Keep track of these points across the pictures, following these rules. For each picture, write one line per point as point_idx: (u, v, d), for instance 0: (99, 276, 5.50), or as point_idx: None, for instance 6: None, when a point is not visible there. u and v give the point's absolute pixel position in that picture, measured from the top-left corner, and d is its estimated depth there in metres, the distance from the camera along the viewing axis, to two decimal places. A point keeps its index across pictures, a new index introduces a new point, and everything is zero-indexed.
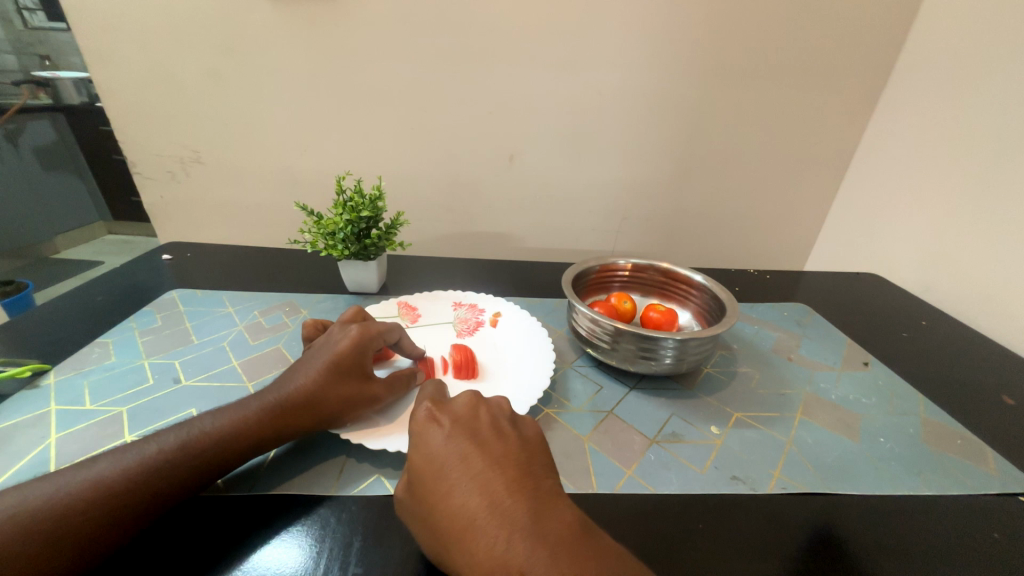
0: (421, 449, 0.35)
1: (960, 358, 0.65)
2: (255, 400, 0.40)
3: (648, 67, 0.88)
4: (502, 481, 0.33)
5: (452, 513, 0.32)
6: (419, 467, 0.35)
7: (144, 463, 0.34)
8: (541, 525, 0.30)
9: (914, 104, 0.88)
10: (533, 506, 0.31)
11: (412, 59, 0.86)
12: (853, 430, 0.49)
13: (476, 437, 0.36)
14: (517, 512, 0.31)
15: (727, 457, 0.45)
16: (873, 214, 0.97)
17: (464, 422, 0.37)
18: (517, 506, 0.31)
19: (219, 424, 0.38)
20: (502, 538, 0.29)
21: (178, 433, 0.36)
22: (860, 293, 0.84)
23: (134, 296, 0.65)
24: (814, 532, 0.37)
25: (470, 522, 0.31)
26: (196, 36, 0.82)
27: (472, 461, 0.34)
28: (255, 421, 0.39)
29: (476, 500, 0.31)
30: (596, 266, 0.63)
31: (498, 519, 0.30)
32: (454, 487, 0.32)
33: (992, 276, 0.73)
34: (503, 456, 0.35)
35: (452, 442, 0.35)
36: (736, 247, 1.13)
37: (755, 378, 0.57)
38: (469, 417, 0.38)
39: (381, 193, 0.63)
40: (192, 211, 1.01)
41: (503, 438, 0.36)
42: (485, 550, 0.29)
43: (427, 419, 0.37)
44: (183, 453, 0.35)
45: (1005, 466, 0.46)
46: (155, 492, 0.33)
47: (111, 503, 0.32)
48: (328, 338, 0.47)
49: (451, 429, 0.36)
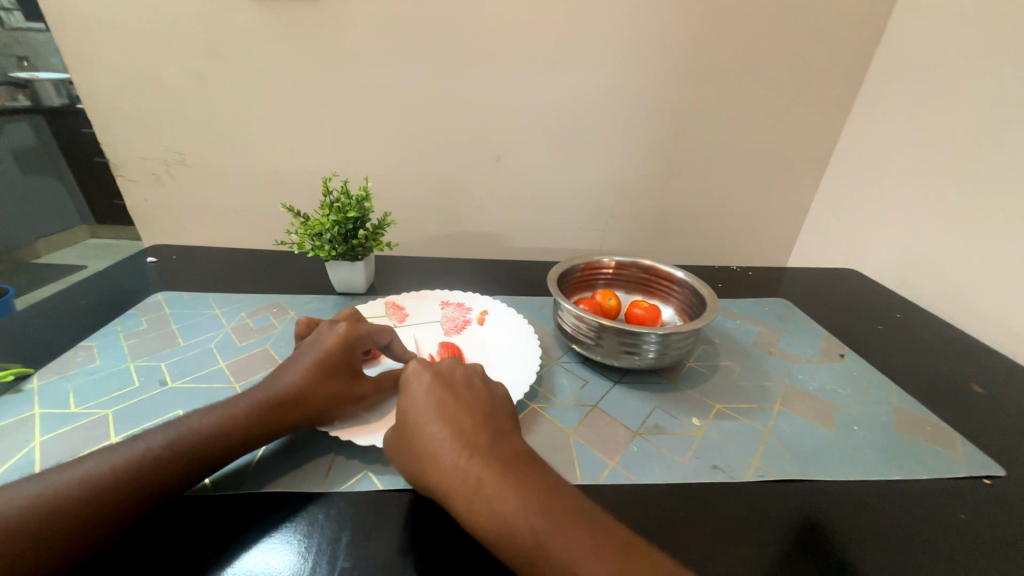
0: (405, 393, 0.42)
1: (934, 350, 0.67)
2: (246, 398, 0.41)
3: (632, 67, 0.90)
4: (470, 420, 0.38)
5: (424, 442, 0.38)
6: (402, 407, 0.41)
7: (136, 458, 0.34)
8: (497, 453, 0.36)
9: (889, 104, 0.91)
10: (492, 440, 0.37)
11: (399, 60, 0.86)
12: (829, 419, 0.51)
13: (452, 390, 0.41)
14: (477, 441, 0.37)
15: (708, 447, 0.46)
16: (852, 211, 1.00)
17: (443, 376, 0.43)
18: (478, 438, 0.37)
19: (212, 419, 0.38)
20: (463, 459, 0.35)
21: (169, 430, 0.37)
22: (839, 287, 0.86)
23: (119, 300, 0.65)
24: (789, 517, 0.39)
25: (438, 448, 0.37)
26: (179, 37, 0.82)
27: (446, 404, 0.40)
28: (245, 418, 0.39)
29: (445, 431, 0.37)
30: (581, 264, 0.65)
31: (461, 445, 0.36)
32: (428, 422, 0.39)
33: (964, 269, 0.76)
34: (473, 402, 0.40)
35: (431, 388, 0.41)
36: (721, 245, 1.15)
37: (736, 371, 0.58)
38: (448, 374, 0.43)
39: (368, 194, 0.64)
40: (176, 214, 1.00)
41: (475, 390, 0.42)
42: (450, 469, 0.35)
43: (413, 372, 0.43)
44: (175, 451, 0.36)
45: (972, 451, 0.48)
46: (147, 489, 0.33)
47: (104, 497, 0.32)
48: (316, 337, 0.47)
49: (433, 381, 0.42)
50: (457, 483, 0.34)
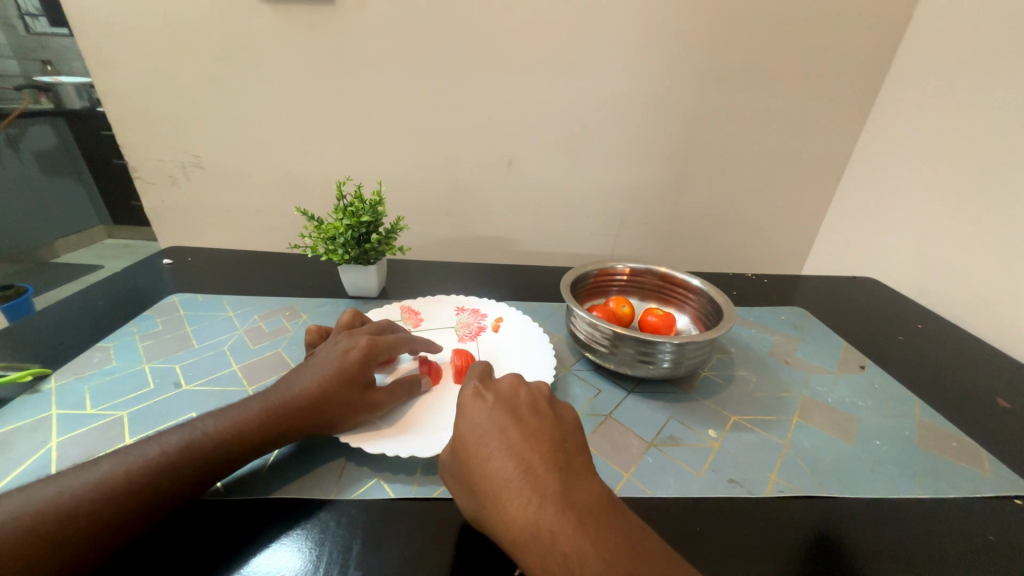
0: (464, 418, 0.37)
1: (955, 362, 0.66)
2: (259, 402, 0.41)
3: (645, 72, 0.89)
4: (536, 452, 0.33)
5: (488, 479, 0.33)
6: (462, 433, 0.36)
7: (149, 462, 0.34)
8: (571, 496, 0.31)
9: (909, 109, 0.89)
10: (565, 477, 0.32)
11: (412, 65, 0.87)
12: (849, 432, 0.50)
13: (515, 415, 0.37)
14: (548, 484, 0.31)
15: (724, 460, 0.45)
16: (870, 218, 0.98)
17: (505, 399, 0.38)
18: (547, 475, 0.32)
19: (227, 422, 0.39)
20: (532, 501, 0.30)
21: (184, 432, 0.37)
22: (856, 296, 0.85)
23: (135, 301, 0.65)
24: (812, 535, 0.38)
25: (505, 488, 0.32)
26: (198, 42, 0.83)
27: (509, 433, 0.35)
28: (255, 427, 0.39)
29: (511, 468, 0.32)
30: (595, 270, 0.64)
31: (531, 485, 0.31)
32: (492, 455, 0.34)
33: (987, 279, 0.74)
34: (538, 430, 0.35)
35: (493, 413, 0.36)
36: (735, 252, 1.13)
37: (753, 382, 0.57)
38: (510, 396, 0.39)
39: (381, 198, 0.64)
40: (191, 216, 1.01)
41: (539, 414, 0.37)
42: (519, 515, 0.30)
43: (474, 396, 0.38)
44: (186, 456, 0.36)
45: (1001, 469, 0.46)
46: (162, 491, 0.34)
47: (118, 500, 0.32)
48: (333, 346, 0.47)
49: (494, 407, 0.37)
50: (529, 532, 0.29)
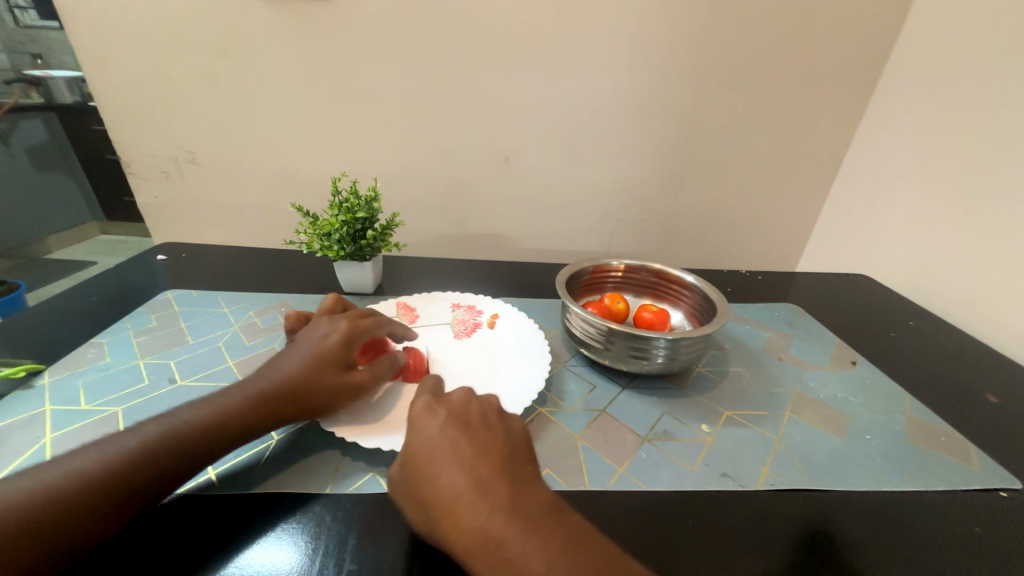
0: (416, 433, 0.37)
1: (947, 358, 0.66)
2: (240, 391, 0.41)
3: (642, 69, 0.89)
4: (487, 466, 0.35)
5: (439, 493, 0.33)
6: (412, 448, 0.37)
7: (132, 452, 0.35)
8: (519, 506, 0.32)
9: (903, 107, 0.90)
10: (513, 488, 0.33)
11: (409, 61, 0.86)
12: (841, 427, 0.50)
13: (467, 429, 0.38)
14: (499, 495, 0.33)
15: (717, 455, 0.45)
16: (864, 215, 0.98)
17: (456, 414, 0.39)
18: (497, 487, 0.33)
19: (208, 411, 0.39)
20: (483, 512, 0.32)
21: (164, 422, 0.37)
22: (849, 293, 0.86)
23: (130, 298, 0.65)
24: (802, 528, 0.38)
25: (457, 499, 0.32)
26: (192, 37, 0.82)
27: (461, 448, 0.36)
28: (236, 415, 0.39)
29: (462, 481, 0.33)
30: (590, 267, 0.64)
31: (482, 497, 0.32)
32: (444, 468, 0.34)
33: (979, 277, 0.74)
34: (488, 444, 0.37)
35: (445, 429, 0.37)
36: (731, 249, 1.14)
37: (746, 377, 0.58)
38: (462, 410, 0.40)
39: (377, 194, 0.64)
40: (186, 212, 1.00)
41: (489, 429, 0.38)
42: (470, 526, 0.31)
43: (425, 411, 0.39)
44: (169, 447, 0.36)
45: (988, 463, 0.47)
46: (146, 481, 0.34)
47: (103, 491, 0.32)
48: (312, 330, 0.47)
49: (445, 422, 0.38)
50: (478, 542, 0.30)
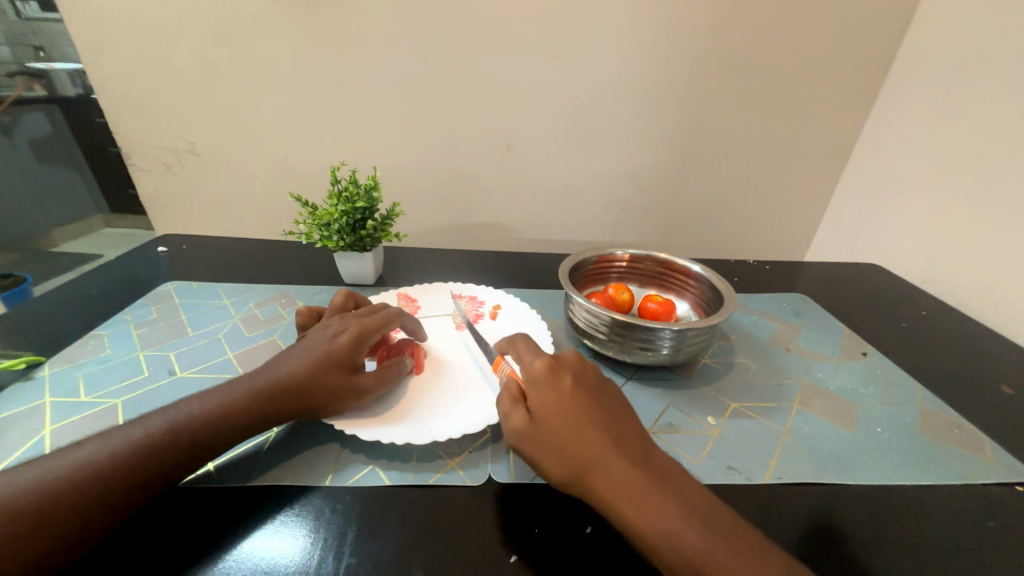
0: (544, 389, 0.38)
1: (960, 348, 0.65)
2: (245, 382, 0.40)
3: (647, 54, 0.87)
4: (620, 429, 0.36)
5: (577, 445, 0.35)
6: (543, 404, 0.37)
7: (133, 445, 0.34)
8: (656, 466, 0.34)
9: (917, 92, 0.87)
10: (647, 451, 0.35)
11: (408, 48, 0.85)
12: (850, 419, 0.49)
13: (592, 392, 0.39)
14: (638, 457, 0.34)
15: (723, 447, 0.44)
16: (875, 204, 0.96)
17: (579, 375, 0.40)
18: (634, 449, 0.35)
19: (214, 403, 0.38)
20: (628, 469, 0.33)
21: (169, 414, 0.37)
22: (859, 283, 0.84)
23: (130, 289, 0.65)
24: (809, 522, 0.37)
25: (599, 455, 0.34)
26: (188, 25, 0.81)
27: (594, 410, 0.37)
28: (241, 409, 0.39)
29: (604, 440, 0.35)
30: (594, 257, 0.63)
31: (623, 456, 0.34)
32: (581, 425, 0.35)
33: (994, 266, 0.72)
34: (614, 409, 0.38)
35: (573, 387, 0.38)
36: (738, 238, 1.12)
37: (753, 369, 0.57)
38: (581, 371, 0.40)
39: (377, 183, 0.63)
40: (187, 203, 1.00)
41: (610, 395, 0.40)
42: (615, 479, 0.33)
43: (548, 370, 0.39)
44: (171, 440, 0.35)
45: (1002, 455, 0.46)
46: (147, 475, 0.34)
47: (103, 484, 0.32)
48: (322, 329, 0.46)
49: (573, 381, 0.39)
50: (625, 495, 0.32)
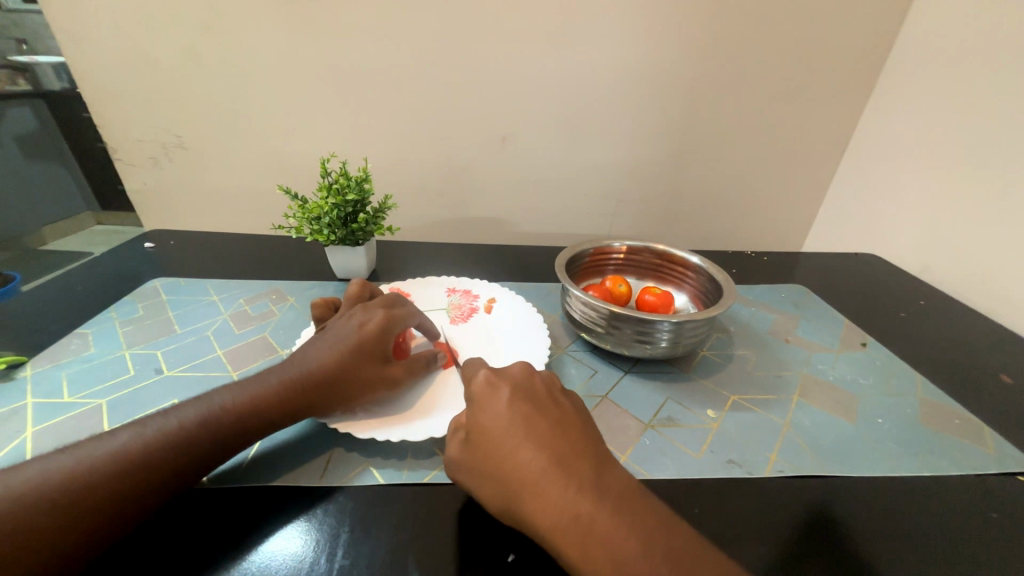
0: (481, 409, 0.36)
1: (960, 339, 0.64)
2: (228, 393, 0.38)
3: (644, 42, 0.85)
4: (565, 446, 0.34)
5: (516, 472, 0.33)
6: (482, 428, 0.36)
7: (103, 464, 0.32)
8: (604, 485, 0.32)
9: (915, 79, 0.86)
10: (594, 467, 0.33)
11: (400, 37, 0.83)
12: (850, 411, 0.49)
13: (536, 404, 0.37)
14: (583, 475, 0.32)
15: (722, 441, 0.44)
16: (872, 193, 0.95)
17: (522, 388, 0.38)
18: (578, 468, 0.32)
19: (194, 415, 0.36)
20: (570, 492, 0.31)
21: (138, 430, 0.34)
22: (858, 273, 0.83)
23: (117, 286, 0.63)
24: (811, 515, 0.37)
25: (539, 479, 0.32)
26: (173, 14, 0.79)
27: (535, 426, 0.35)
28: (229, 420, 0.37)
29: (542, 461, 0.32)
30: (590, 249, 0.62)
31: (563, 477, 0.32)
32: (519, 448, 0.33)
33: (992, 255, 0.72)
34: (561, 422, 0.36)
35: (512, 404, 0.36)
36: (735, 229, 1.11)
37: (752, 360, 0.56)
38: (526, 383, 0.38)
39: (368, 175, 0.61)
40: (175, 199, 0.98)
41: (558, 405, 0.37)
42: (556, 506, 0.31)
43: (488, 387, 0.38)
44: (142, 458, 0.33)
45: (1004, 446, 0.45)
46: (115, 499, 0.31)
47: (68, 509, 0.30)
48: (347, 318, 0.46)
49: (512, 395, 0.37)
50: (567, 524, 0.30)
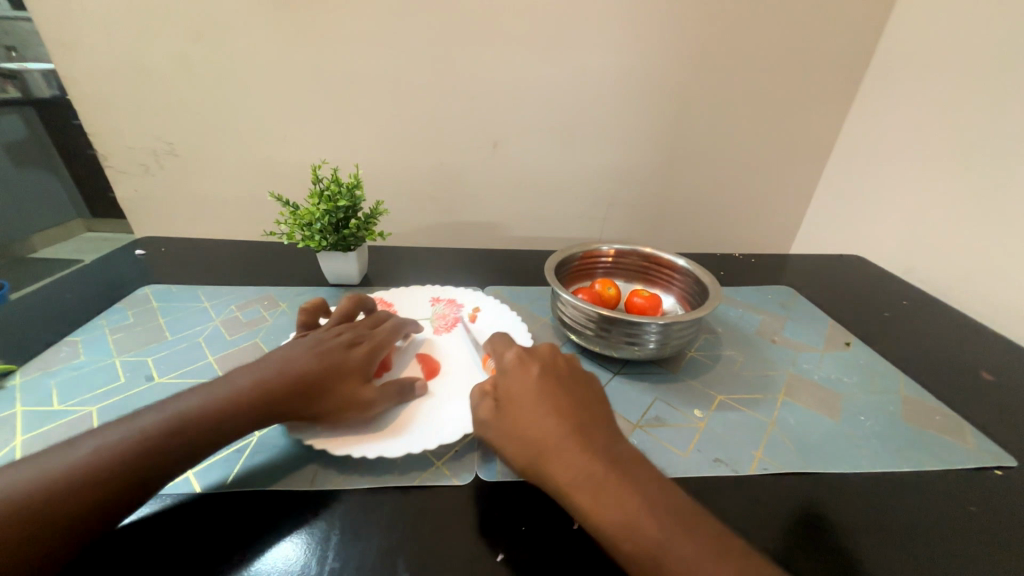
0: (511, 378, 0.39)
1: (942, 337, 0.66)
2: (196, 395, 0.38)
3: (632, 48, 0.87)
4: (584, 416, 0.36)
5: (537, 432, 0.35)
6: (510, 393, 0.38)
7: (81, 469, 0.32)
8: (617, 453, 0.34)
9: (897, 84, 0.88)
10: (608, 438, 0.35)
11: (391, 44, 0.84)
12: (835, 409, 0.50)
13: (560, 379, 0.39)
14: (598, 441, 0.34)
15: (709, 440, 0.44)
16: (857, 195, 0.97)
17: (549, 366, 0.41)
18: (596, 436, 0.35)
19: (156, 420, 0.36)
20: (585, 452, 0.33)
21: (101, 438, 0.34)
22: (844, 275, 0.84)
23: (107, 293, 0.63)
24: (795, 511, 0.38)
25: (558, 440, 0.34)
26: (165, 22, 0.79)
27: (559, 397, 0.37)
28: (194, 422, 0.36)
29: (564, 426, 0.35)
30: (579, 253, 0.63)
31: (581, 441, 0.34)
32: (542, 411, 0.36)
33: (973, 255, 0.74)
34: (581, 397, 0.38)
35: (539, 376, 0.39)
36: (724, 232, 1.12)
37: (739, 361, 0.57)
38: (552, 363, 0.41)
39: (359, 181, 0.62)
40: (166, 205, 0.98)
41: (580, 383, 0.40)
42: (571, 462, 0.33)
43: (518, 361, 0.41)
44: (109, 466, 0.33)
45: (983, 441, 0.46)
46: (93, 505, 0.31)
47: (44, 515, 0.30)
48: (335, 334, 0.47)
49: (539, 369, 0.40)
50: (579, 478, 0.32)
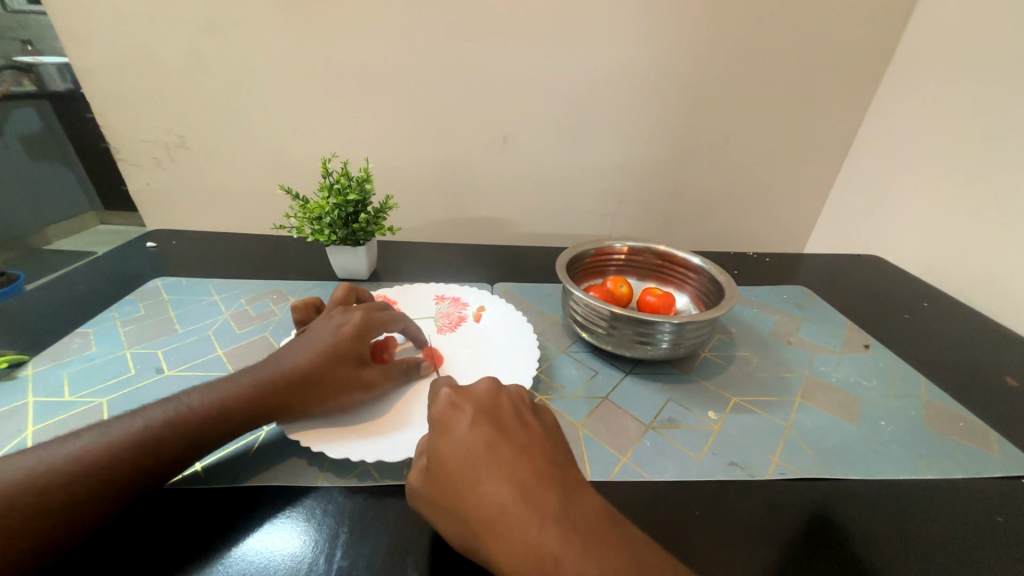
0: (442, 434, 0.33)
1: (963, 340, 0.64)
2: (197, 393, 0.38)
3: (646, 43, 0.85)
4: (532, 475, 0.31)
5: (480, 508, 0.30)
6: (441, 458, 0.33)
7: (88, 456, 0.32)
8: (573, 520, 0.29)
9: (918, 80, 0.86)
10: (564, 500, 0.30)
11: (402, 38, 0.83)
12: (853, 413, 0.48)
13: (501, 426, 0.34)
14: (551, 508, 0.30)
15: (724, 442, 0.44)
16: (875, 194, 0.95)
17: (485, 410, 0.35)
18: (546, 502, 0.30)
19: (161, 415, 0.35)
20: (537, 529, 0.29)
21: (102, 430, 0.34)
22: (861, 275, 0.83)
23: (118, 286, 0.63)
24: (812, 518, 0.37)
25: (505, 517, 0.29)
26: (177, 16, 0.79)
27: (499, 455, 0.32)
28: (193, 419, 0.36)
29: (507, 496, 0.30)
30: (591, 250, 0.62)
31: (529, 514, 0.29)
32: (484, 480, 0.31)
33: (995, 257, 0.72)
34: (529, 447, 0.33)
35: (475, 427, 0.33)
36: (737, 230, 1.11)
37: (754, 362, 0.56)
38: (490, 404, 0.36)
39: (369, 175, 0.61)
40: (177, 198, 0.98)
41: (528, 429, 0.35)
42: (521, 544, 0.28)
43: (449, 407, 0.35)
44: (110, 456, 0.33)
45: (1008, 449, 0.45)
46: (93, 493, 0.31)
47: (46, 502, 0.30)
48: (326, 319, 0.45)
49: (474, 416, 0.34)
50: (532, 564, 0.28)
